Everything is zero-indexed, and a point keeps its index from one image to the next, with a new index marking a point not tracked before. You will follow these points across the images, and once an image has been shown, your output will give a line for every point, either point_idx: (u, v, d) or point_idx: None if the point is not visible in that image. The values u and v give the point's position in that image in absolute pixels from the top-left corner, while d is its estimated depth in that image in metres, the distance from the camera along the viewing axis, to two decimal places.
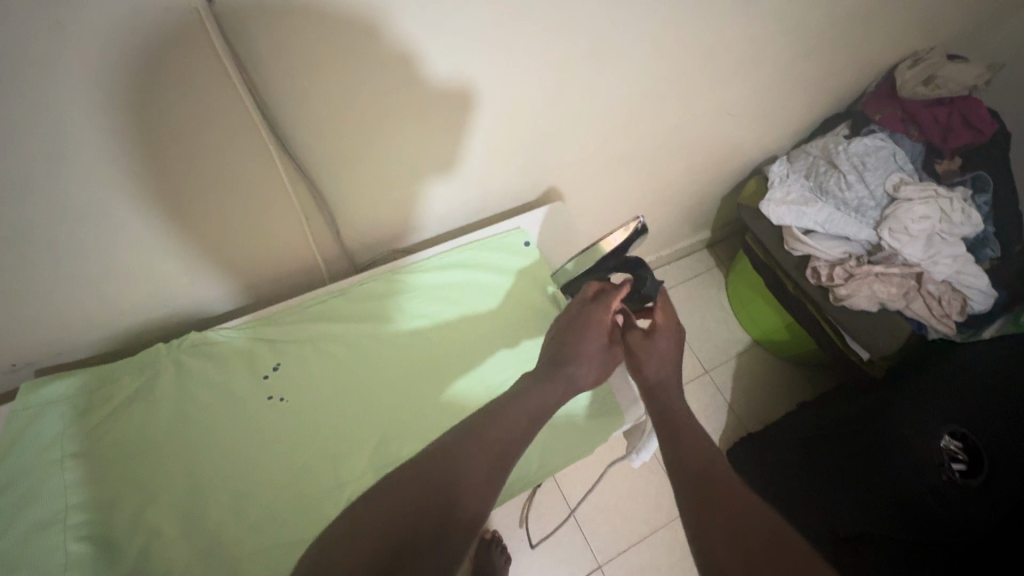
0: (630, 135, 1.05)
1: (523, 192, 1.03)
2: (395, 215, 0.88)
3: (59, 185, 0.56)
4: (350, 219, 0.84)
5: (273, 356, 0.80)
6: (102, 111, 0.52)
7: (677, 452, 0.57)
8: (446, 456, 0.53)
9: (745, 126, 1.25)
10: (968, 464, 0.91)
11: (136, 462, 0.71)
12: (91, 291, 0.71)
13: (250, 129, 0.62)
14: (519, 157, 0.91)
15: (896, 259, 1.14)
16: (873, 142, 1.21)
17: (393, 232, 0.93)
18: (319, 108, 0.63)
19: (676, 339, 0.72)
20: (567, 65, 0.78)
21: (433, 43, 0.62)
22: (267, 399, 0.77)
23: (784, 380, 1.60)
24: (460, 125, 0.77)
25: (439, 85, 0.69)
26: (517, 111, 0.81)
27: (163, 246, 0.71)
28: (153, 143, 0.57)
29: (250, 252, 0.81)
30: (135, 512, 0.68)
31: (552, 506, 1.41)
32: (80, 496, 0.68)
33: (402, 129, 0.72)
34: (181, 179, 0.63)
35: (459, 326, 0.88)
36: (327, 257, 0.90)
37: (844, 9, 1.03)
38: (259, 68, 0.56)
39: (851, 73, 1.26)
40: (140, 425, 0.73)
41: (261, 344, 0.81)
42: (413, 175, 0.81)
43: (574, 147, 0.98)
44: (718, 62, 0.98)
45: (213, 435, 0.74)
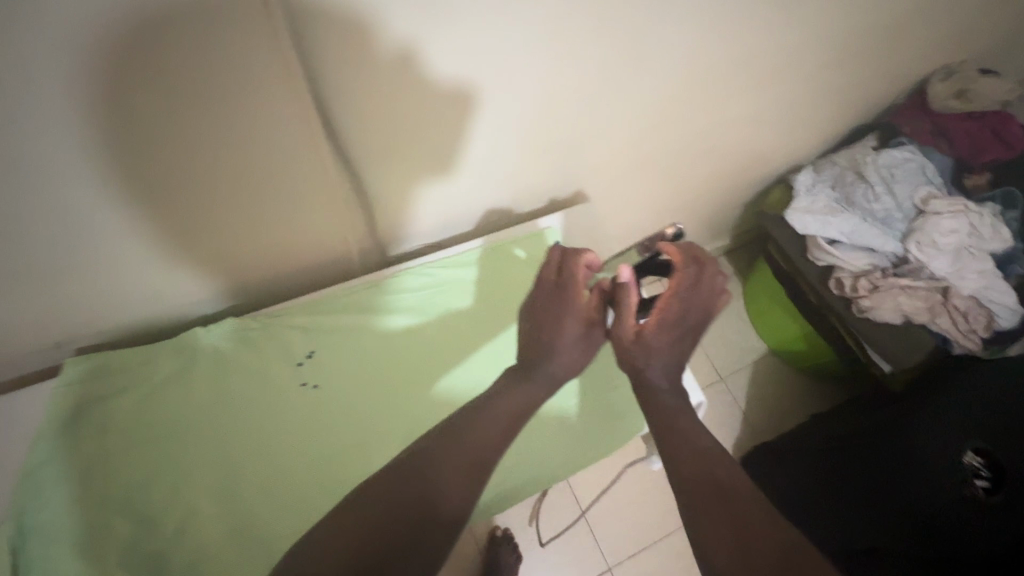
0: (654, 139, 1.04)
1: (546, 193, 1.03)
2: (431, 209, 0.90)
3: (75, 167, 0.59)
4: (385, 211, 0.86)
5: (307, 343, 0.81)
6: (113, 96, 0.54)
7: (671, 450, 0.55)
8: (430, 458, 0.53)
9: (773, 134, 1.25)
10: (991, 481, 0.89)
11: (172, 440, 0.72)
12: (106, 264, 0.73)
13: (301, 117, 0.64)
14: (552, 155, 0.93)
15: (922, 272, 1.14)
16: (901, 154, 1.21)
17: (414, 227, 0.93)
18: (329, 102, 0.64)
19: (671, 333, 0.62)
20: (586, 67, 0.77)
21: (442, 41, 0.62)
22: (301, 386, 0.79)
23: (801, 390, 1.59)
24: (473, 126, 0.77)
25: (452, 85, 0.69)
26: (553, 111, 0.82)
27: (174, 224, 0.72)
28: (162, 131, 0.59)
29: (271, 238, 0.82)
30: (171, 489, 0.70)
31: (564, 507, 1.41)
32: (116, 471, 0.70)
33: (418, 126, 0.72)
34: (197, 168, 0.66)
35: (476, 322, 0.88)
36: (350, 249, 0.92)
37: (866, 21, 1.02)
38: (266, 59, 0.56)
39: (883, 84, 1.25)
40: (177, 404, 0.74)
41: (295, 331, 0.82)
42: (431, 171, 0.82)
43: (597, 150, 0.98)
44: (751, 67, 0.98)
45: (247, 418, 0.75)
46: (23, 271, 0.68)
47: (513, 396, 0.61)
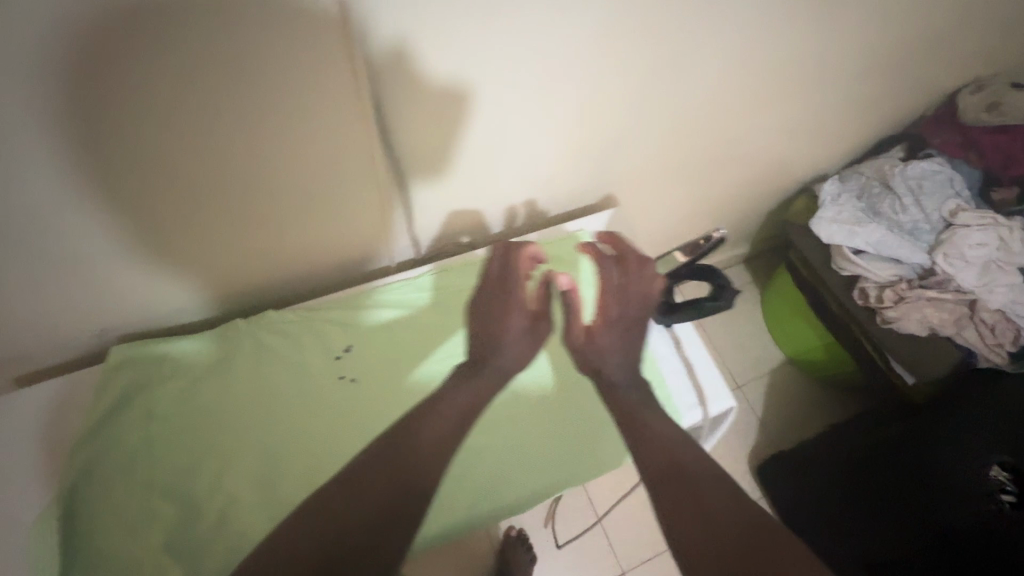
0: (678, 139, 1.03)
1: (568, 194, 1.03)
2: (467, 203, 0.93)
3: (51, 177, 0.60)
4: (427, 202, 0.89)
5: (345, 338, 0.82)
6: (83, 108, 0.55)
7: (644, 452, 0.61)
8: (393, 454, 0.59)
9: (800, 142, 1.25)
10: (1017, 496, 0.91)
11: (213, 427, 0.74)
12: (91, 271, 0.75)
13: (353, 105, 0.66)
14: (587, 156, 0.95)
15: (949, 284, 1.13)
16: (929, 166, 1.20)
17: (434, 223, 0.94)
18: (307, 100, 0.64)
19: (619, 328, 0.71)
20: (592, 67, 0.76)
21: (450, 38, 0.63)
22: (338, 379, 0.80)
23: (820, 400, 1.59)
24: (470, 125, 0.77)
25: (444, 83, 0.69)
26: (591, 111, 0.85)
27: (161, 228, 0.73)
28: (138, 138, 0.60)
29: (283, 230, 0.83)
30: (213, 475, 0.71)
31: (580, 511, 1.41)
32: (159, 456, 0.71)
33: (413, 124, 0.73)
34: (181, 174, 0.67)
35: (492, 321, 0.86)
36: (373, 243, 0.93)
37: (887, 29, 1.01)
38: (228, 59, 0.56)
39: (912, 95, 1.26)
40: (218, 392, 0.76)
41: (334, 324, 0.83)
42: (439, 168, 0.82)
43: (617, 151, 0.97)
44: (782, 74, 0.99)
45: (286, 407, 0.76)
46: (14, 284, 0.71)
47: (464, 389, 0.66)
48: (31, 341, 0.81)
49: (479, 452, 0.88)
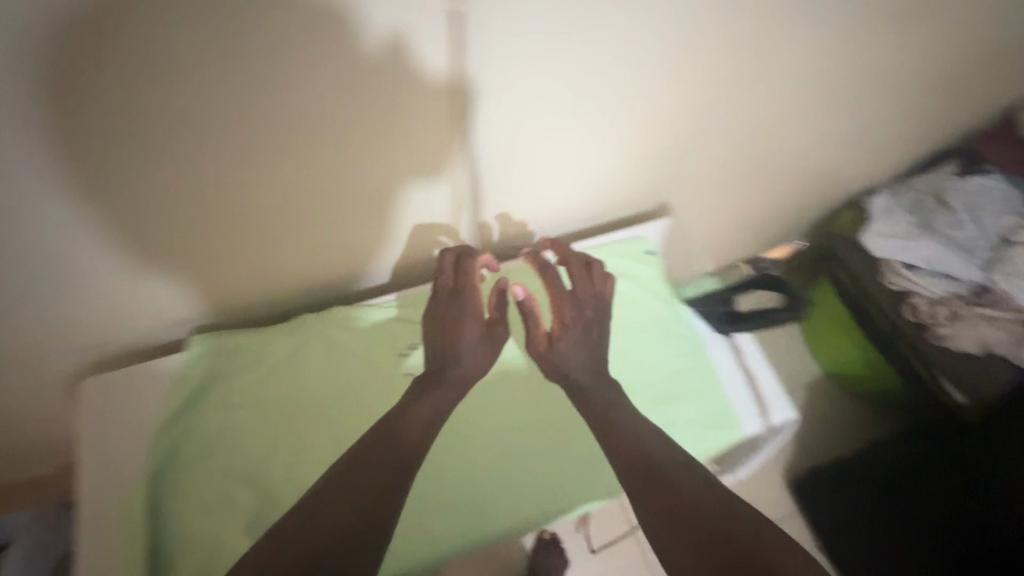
0: (733, 142, 0.97)
1: (620, 203, 0.99)
2: (534, 217, 0.92)
3: (43, 202, 0.59)
4: (496, 215, 0.88)
5: (412, 336, 0.84)
6: (68, 127, 0.54)
7: (620, 442, 0.62)
8: (360, 461, 0.60)
9: (864, 160, 1.22)
10: None
11: (287, 417, 0.76)
12: (86, 299, 0.72)
13: (438, 108, 0.68)
14: (653, 167, 0.94)
15: (1007, 303, 1.11)
16: (985, 184, 1.20)
17: (487, 231, 0.92)
18: (292, 96, 0.60)
19: (579, 333, 0.68)
20: (615, 63, 0.72)
21: (534, 40, 0.65)
22: (406, 375, 0.82)
23: (862, 417, 1.55)
24: (508, 128, 0.75)
25: (478, 78, 0.67)
26: (660, 121, 0.85)
27: (154, 251, 0.70)
28: (127, 158, 0.59)
29: (308, 246, 0.80)
30: (288, 465, 0.73)
31: (616, 523, 1.40)
32: (235, 443, 0.73)
33: (426, 125, 0.69)
34: (170, 192, 0.64)
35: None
36: (419, 255, 0.89)
37: (934, 34, 0.95)
38: (192, 54, 0.53)
39: (973, 110, 1.23)
40: (291, 384, 0.78)
41: (402, 323, 0.85)
42: (483, 174, 0.80)
43: (663, 156, 0.93)
44: (852, 88, 0.98)
45: (355, 402, 0.79)
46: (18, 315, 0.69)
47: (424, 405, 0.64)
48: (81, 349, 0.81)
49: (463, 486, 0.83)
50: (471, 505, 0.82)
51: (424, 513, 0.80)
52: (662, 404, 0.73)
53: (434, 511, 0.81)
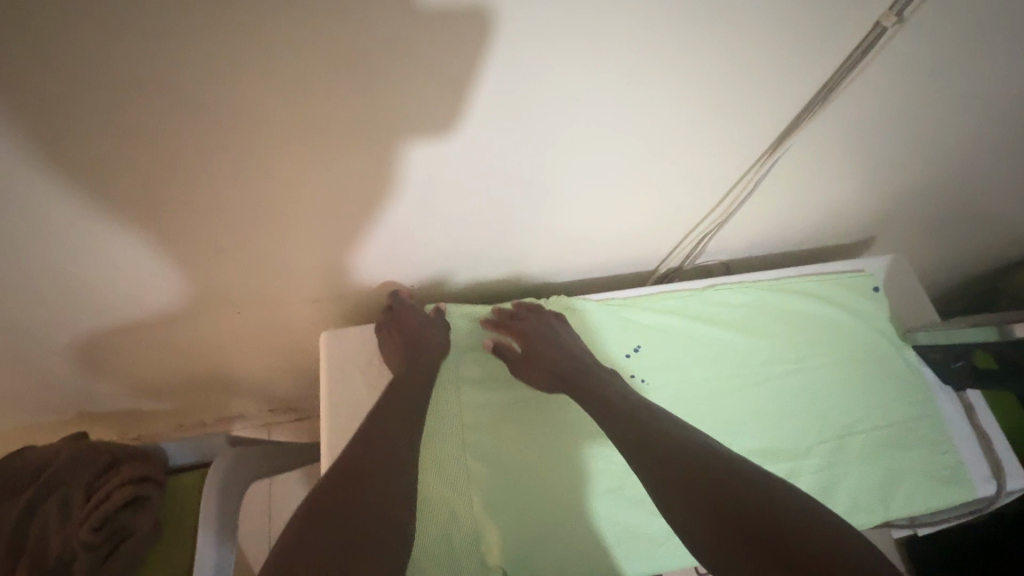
0: (979, 183, 0.83)
1: (833, 232, 0.90)
2: (767, 238, 0.88)
3: (197, 179, 0.55)
4: (736, 231, 0.84)
5: (636, 336, 0.76)
6: (4, 143, 0.46)
7: (608, 420, 0.59)
8: (356, 462, 0.56)
9: None
10: None
11: (480, 419, 0.69)
12: (221, 262, 0.69)
13: (739, 127, 0.65)
14: (901, 211, 0.87)
15: None
16: None
17: (716, 245, 0.87)
18: (234, 96, 0.47)
19: (540, 334, 0.71)
20: (895, 104, 0.65)
21: (864, 80, 0.61)
22: (629, 377, 0.73)
23: None
24: (789, 156, 0.71)
25: (791, 108, 0.63)
26: (935, 169, 0.78)
27: (297, 222, 0.64)
28: (59, 166, 0.50)
29: (511, 235, 0.76)
30: (466, 471, 0.66)
31: None
32: (473, 419, 0.69)
33: (526, 123, 0.57)
34: (263, 177, 0.57)
35: (792, 372, 0.76)
36: (634, 256, 0.87)
37: None
38: (82, 66, 0.42)
39: None
40: (482, 382, 0.72)
41: (624, 321, 0.77)
42: (748, 193, 0.76)
43: (889, 191, 0.82)
44: None
45: (526, 411, 0.71)
46: (175, 268, 0.68)
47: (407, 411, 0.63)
48: (269, 304, 0.81)
49: (521, 526, 0.64)
50: (563, 526, 0.65)
51: (507, 531, 0.63)
52: (896, 450, 0.73)
53: (516, 530, 0.63)
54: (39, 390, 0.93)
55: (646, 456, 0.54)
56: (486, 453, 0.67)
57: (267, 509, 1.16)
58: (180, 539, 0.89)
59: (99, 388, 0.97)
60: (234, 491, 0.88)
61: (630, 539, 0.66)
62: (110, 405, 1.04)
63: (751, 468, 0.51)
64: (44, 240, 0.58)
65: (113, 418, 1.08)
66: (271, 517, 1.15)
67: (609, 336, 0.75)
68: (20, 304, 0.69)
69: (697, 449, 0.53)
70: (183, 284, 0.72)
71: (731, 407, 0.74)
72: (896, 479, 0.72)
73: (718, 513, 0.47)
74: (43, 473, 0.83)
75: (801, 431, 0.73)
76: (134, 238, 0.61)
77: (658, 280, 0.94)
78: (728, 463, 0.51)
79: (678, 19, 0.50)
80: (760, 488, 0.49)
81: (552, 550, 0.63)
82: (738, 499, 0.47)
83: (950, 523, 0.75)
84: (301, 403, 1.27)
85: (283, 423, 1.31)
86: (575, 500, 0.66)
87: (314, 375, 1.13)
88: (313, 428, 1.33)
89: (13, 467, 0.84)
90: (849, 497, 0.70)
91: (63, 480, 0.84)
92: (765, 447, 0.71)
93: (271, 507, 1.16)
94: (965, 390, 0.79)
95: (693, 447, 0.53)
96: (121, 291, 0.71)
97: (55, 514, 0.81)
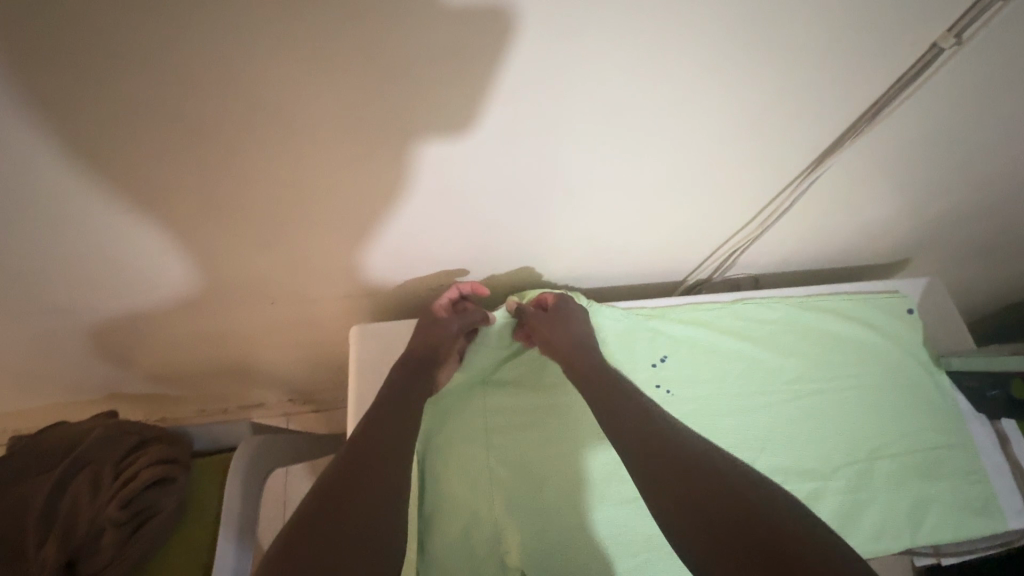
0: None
1: (867, 252, 0.89)
2: (799, 254, 0.87)
3: (244, 171, 0.57)
4: (768, 246, 0.83)
5: (663, 346, 0.76)
6: (71, 129, 0.48)
7: (615, 419, 0.57)
8: (357, 449, 0.56)
9: None
10: None
11: (505, 422, 0.70)
12: (257, 253, 0.71)
13: (781, 143, 0.65)
14: (940, 234, 0.86)
15: None
16: None
17: (747, 259, 0.87)
18: (288, 97, 0.49)
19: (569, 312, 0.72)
20: (943, 127, 0.65)
21: (913, 102, 0.61)
22: (654, 388, 0.73)
23: None
24: (828, 175, 0.70)
25: (835, 127, 0.63)
26: (980, 193, 0.77)
27: (338, 217, 0.66)
28: (121, 150, 0.52)
29: (543, 239, 0.77)
30: (488, 474, 0.66)
31: None
32: (497, 422, 0.70)
33: (569, 127, 0.58)
34: (308, 173, 0.59)
35: (819, 391, 0.76)
36: (663, 266, 0.87)
37: None
38: (149, 60, 0.44)
39: None
40: (507, 386, 0.73)
41: (653, 331, 0.76)
42: (784, 209, 0.76)
43: (930, 213, 0.81)
44: None
45: (551, 417, 0.71)
46: (215, 259, 0.70)
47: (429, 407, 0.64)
48: (300, 297, 0.83)
49: (542, 531, 0.64)
50: (583, 534, 0.65)
51: (527, 535, 0.63)
52: (924, 478, 0.72)
53: (537, 535, 0.64)
54: (75, 368, 0.95)
55: (650, 468, 0.51)
56: (509, 457, 0.68)
57: (282, 498, 1.18)
58: (203, 522, 0.91)
59: (131, 370, 1.00)
60: (256, 479, 0.90)
61: (652, 551, 0.65)
62: (140, 386, 1.06)
63: (762, 486, 0.48)
64: (97, 224, 0.61)
65: (141, 399, 1.11)
66: (286, 507, 1.17)
67: (636, 347, 0.75)
68: (68, 285, 0.71)
69: (705, 460, 0.51)
70: (222, 272, 0.74)
71: (756, 424, 0.73)
72: (924, 507, 0.70)
73: (720, 535, 0.45)
74: (75, 450, 0.86)
75: (825, 452, 0.72)
76: (181, 227, 0.63)
77: (686, 291, 0.94)
78: (734, 478, 0.49)
79: (731, 34, 0.50)
80: (766, 509, 0.46)
81: (572, 555, 0.63)
82: (742, 520, 0.45)
83: (978, 555, 0.74)
84: (321, 394, 1.29)
85: (302, 413, 1.33)
86: (597, 508, 0.66)
87: (337, 369, 1.15)
88: (332, 420, 1.35)
89: (47, 442, 0.87)
90: (876, 521, 0.69)
91: (93, 457, 0.86)
92: (790, 467, 0.71)
93: (286, 496, 1.18)
94: (1001, 420, 0.77)
95: (700, 458, 0.51)
96: (161, 277, 0.73)
97: (85, 490, 0.83)
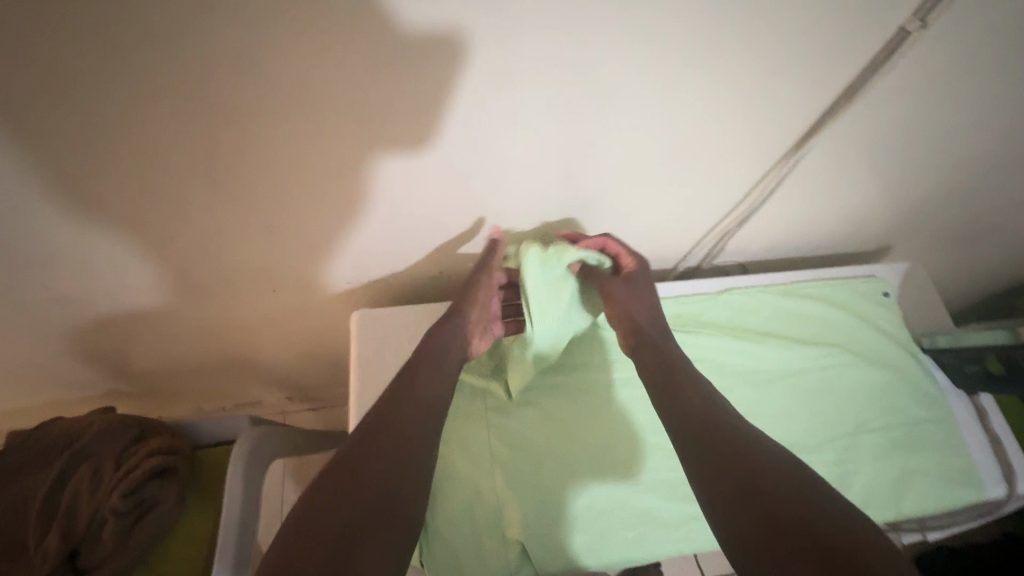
0: (992, 193, 0.85)
1: (847, 239, 0.93)
2: (783, 242, 0.90)
3: (249, 162, 0.58)
4: (753, 234, 0.86)
5: None
6: (81, 119, 0.49)
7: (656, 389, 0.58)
8: (369, 434, 0.54)
9: None
10: None
11: (505, 404, 0.72)
12: (257, 249, 0.72)
13: (762, 129, 0.68)
14: (916, 219, 0.90)
15: None
16: None
17: (733, 246, 0.90)
18: (296, 85, 0.50)
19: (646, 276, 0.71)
20: (913, 111, 0.68)
21: (885, 86, 0.64)
22: None
23: None
24: (809, 160, 0.73)
25: (813, 112, 0.66)
26: (953, 177, 0.81)
27: (339, 211, 0.67)
28: (128, 141, 0.52)
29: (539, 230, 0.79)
30: (489, 453, 0.68)
31: None
32: (498, 403, 0.72)
33: (567, 115, 0.60)
34: (310, 164, 0.59)
35: (807, 373, 0.78)
36: (653, 255, 0.89)
37: None
38: (162, 49, 0.45)
39: None
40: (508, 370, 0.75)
41: None
42: (767, 195, 0.79)
43: (906, 198, 0.84)
44: None
45: (550, 399, 0.73)
46: (218, 254, 0.71)
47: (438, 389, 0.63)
48: (299, 292, 0.84)
49: (541, 509, 0.65)
50: (580, 511, 0.67)
51: (528, 509, 0.65)
52: (908, 452, 0.74)
53: (536, 510, 0.65)
54: (72, 368, 0.95)
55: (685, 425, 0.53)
56: (510, 437, 0.70)
57: (280, 495, 1.19)
58: (206, 514, 0.92)
59: (129, 368, 1.00)
60: (255, 471, 0.90)
61: (648, 526, 0.67)
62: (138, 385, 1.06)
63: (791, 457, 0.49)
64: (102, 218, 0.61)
65: (137, 399, 1.11)
66: (284, 502, 1.18)
67: None
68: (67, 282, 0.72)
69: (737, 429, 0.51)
70: (222, 268, 0.75)
71: (745, 405, 0.75)
72: (908, 481, 0.73)
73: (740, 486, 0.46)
74: (74, 445, 0.86)
75: (812, 429, 0.74)
76: (186, 222, 0.64)
77: (676, 278, 0.96)
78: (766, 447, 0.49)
79: (713, 22, 0.53)
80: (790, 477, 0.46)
81: (571, 526, 0.66)
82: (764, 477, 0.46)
83: (962, 528, 0.76)
84: (318, 391, 1.30)
85: (298, 410, 1.34)
86: (594, 481, 0.68)
87: (333, 363, 1.16)
88: (326, 417, 1.36)
89: (47, 438, 0.87)
90: (863, 494, 0.71)
91: (94, 452, 0.86)
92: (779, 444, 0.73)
93: (283, 492, 1.19)
94: (977, 395, 0.80)
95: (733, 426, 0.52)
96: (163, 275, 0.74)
97: (85, 485, 0.83)
